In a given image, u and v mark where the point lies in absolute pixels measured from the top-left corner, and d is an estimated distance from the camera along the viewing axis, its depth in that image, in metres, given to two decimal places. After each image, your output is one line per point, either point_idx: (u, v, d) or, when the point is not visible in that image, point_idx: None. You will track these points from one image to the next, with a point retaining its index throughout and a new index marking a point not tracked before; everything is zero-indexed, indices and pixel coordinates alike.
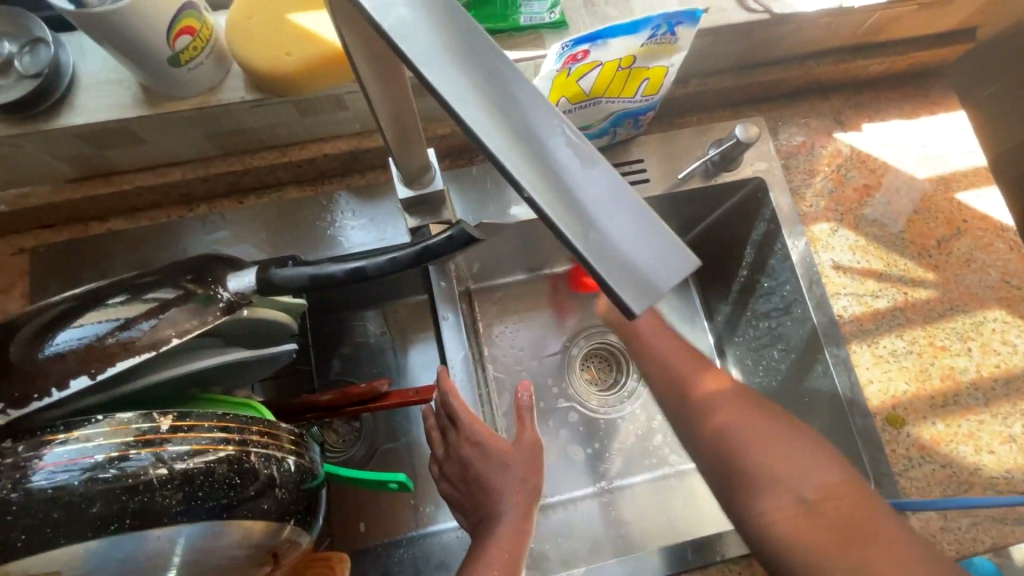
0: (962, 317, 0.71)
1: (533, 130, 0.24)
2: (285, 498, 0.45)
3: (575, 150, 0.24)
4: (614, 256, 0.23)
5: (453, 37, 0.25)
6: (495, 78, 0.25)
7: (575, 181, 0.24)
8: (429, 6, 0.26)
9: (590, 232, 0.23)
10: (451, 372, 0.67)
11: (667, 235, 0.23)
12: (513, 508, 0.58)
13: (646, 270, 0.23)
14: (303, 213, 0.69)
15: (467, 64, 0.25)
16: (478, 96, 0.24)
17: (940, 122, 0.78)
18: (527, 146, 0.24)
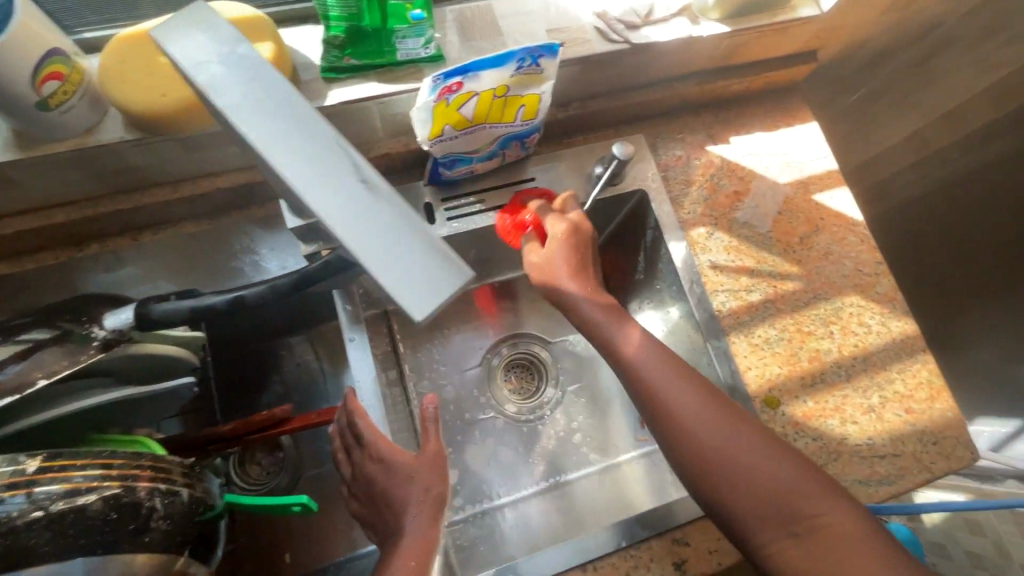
0: (823, 304, 0.80)
1: (329, 167, 0.27)
2: (170, 529, 0.46)
3: (367, 182, 0.27)
4: (398, 272, 0.25)
5: (261, 91, 0.28)
6: (300, 120, 0.28)
7: (366, 207, 0.26)
8: (239, 63, 0.29)
9: (376, 251, 0.26)
10: (360, 391, 0.70)
11: (448, 254, 0.27)
12: (418, 519, 0.60)
13: (426, 282, 0.26)
14: (202, 247, 0.70)
15: (271, 114, 0.28)
16: (280, 137, 0.27)
17: (797, 132, 0.88)
18: (323, 178, 0.27)
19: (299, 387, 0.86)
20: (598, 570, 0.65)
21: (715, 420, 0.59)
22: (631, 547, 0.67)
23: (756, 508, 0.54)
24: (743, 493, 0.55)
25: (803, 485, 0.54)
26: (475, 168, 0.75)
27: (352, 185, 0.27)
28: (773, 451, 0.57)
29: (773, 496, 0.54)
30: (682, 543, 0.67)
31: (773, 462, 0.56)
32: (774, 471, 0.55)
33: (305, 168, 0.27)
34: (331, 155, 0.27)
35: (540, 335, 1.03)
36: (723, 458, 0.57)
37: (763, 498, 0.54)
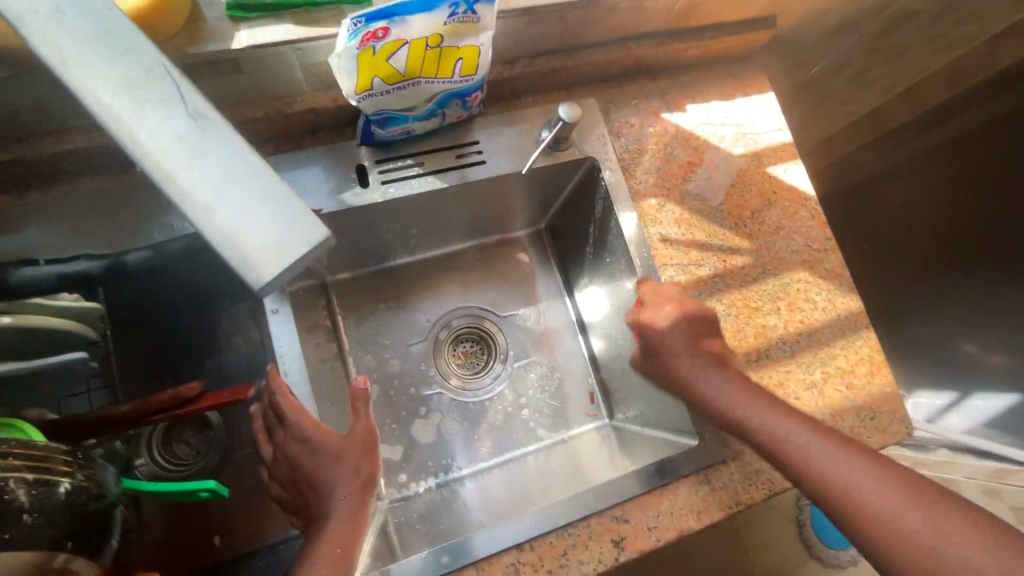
0: (772, 279, 0.78)
1: (178, 133, 0.28)
2: (42, 523, 0.40)
3: (221, 148, 0.28)
4: (241, 237, 0.27)
5: (107, 55, 0.29)
6: (155, 85, 0.29)
7: (213, 173, 0.28)
8: (82, 27, 0.29)
9: (219, 219, 0.27)
10: (283, 366, 0.64)
11: (303, 211, 0.28)
12: (347, 500, 0.57)
13: (271, 245, 0.27)
14: (104, 207, 0.64)
15: (116, 80, 0.28)
16: (126, 105, 0.28)
17: (754, 102, 0.85)
18: (172, 147, 0.28)
19: None
20: (535, 550, 0.64)
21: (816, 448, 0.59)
22: (569, 525, 0.65)
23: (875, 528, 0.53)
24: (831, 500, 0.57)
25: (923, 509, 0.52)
26: (411, 129, 0.69)
27: (207, 154, 0.28)
28: (879, 466, 0.56)
29: (896, 523, 0.52)
30: (621, 520, 0.66)
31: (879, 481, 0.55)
32: (884, 489, 0.54)
33: (153, 141, 0.28)
34: (184, 123, 0.29)
35: (492, 308, 0.98)
36: (835, 478, 0.57)
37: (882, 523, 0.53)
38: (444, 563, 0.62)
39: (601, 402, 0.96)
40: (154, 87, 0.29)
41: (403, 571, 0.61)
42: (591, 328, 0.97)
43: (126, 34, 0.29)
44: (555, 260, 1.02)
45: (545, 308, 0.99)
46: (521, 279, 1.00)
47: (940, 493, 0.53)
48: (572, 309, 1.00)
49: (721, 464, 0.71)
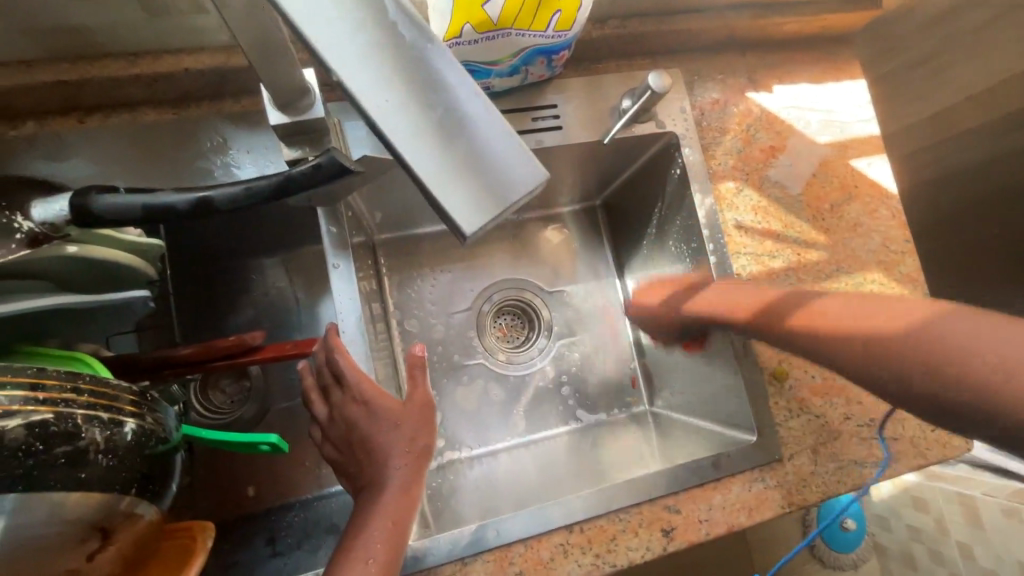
0: (845, 278, 0.75)
1: (392, 76, 0.28)
2: (114, 466, 0.38)
3: (438, 93, 0.29)
4: (460, 186, 0.28)
5: None
6: (371, 8, 0.28)
7: (432, 120, 0.28)
8: None
9: (439, 168, 0.28)
10: (341, 322, 0.62)
11: (523, 156, 0.29)
12: (402, 471, 0.55)
13: (490, 193, 0.28)
14: (163, 138, 0.59)
15: (331, 15, 0.28)
16: (343, 41, 0.28)
17: (843, 88, 0.80)
18: (388, 89, 0.28)
19: (271, 314, 0.80)
20: (584, 532, 0.62)
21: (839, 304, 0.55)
22: (620, 511, 0.64)
23: (910, 348, 0.46)
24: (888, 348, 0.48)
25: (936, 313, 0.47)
26: (491, 84, 0.66)
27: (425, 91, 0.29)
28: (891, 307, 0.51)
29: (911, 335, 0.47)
30: (672, 510, 0.65)
31: (922, 313, 0.48)
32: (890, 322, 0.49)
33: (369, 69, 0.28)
34: (401, 65, 0.29)
35: (538, 282, 0.95)
36: (848, 330, 0.52)
37: (917, 352, 0.46)
38: (493, 537, 0.60)
39: (642, 388, 0.94)
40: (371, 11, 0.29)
41: (450, 541, 0.60)
42: None
43: None
44: (607, 239, 0.98)
45: (592, 287, 0.96)
46: (570, 254, 0.97)
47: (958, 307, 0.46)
48: (621, 290, 0.97)
49: (777, 463, 0.68)
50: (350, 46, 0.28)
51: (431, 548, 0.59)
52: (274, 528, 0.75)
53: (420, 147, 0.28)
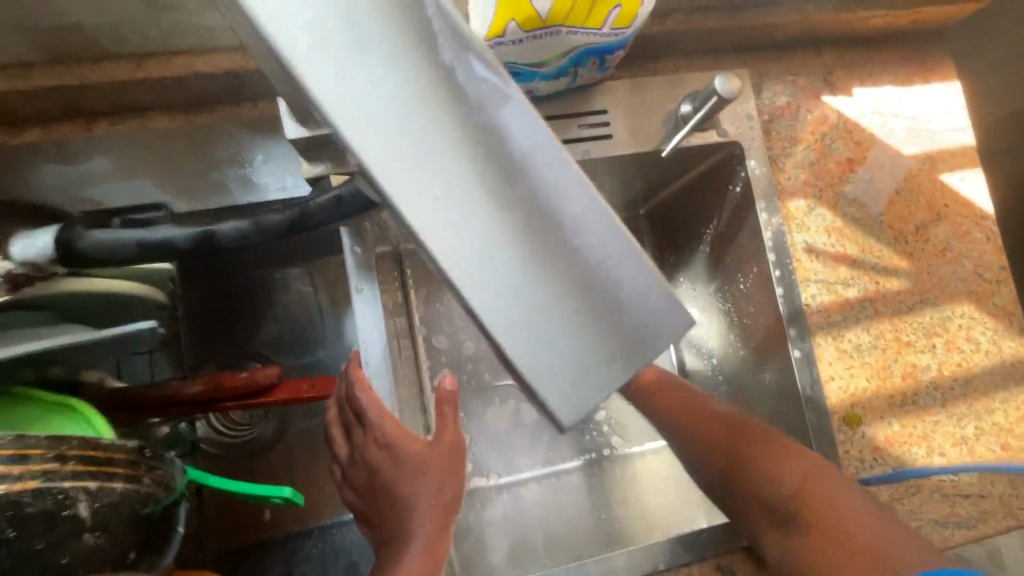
0: (930, 311, 0.66)
1: (527, 277, 0.31)
2: (101, 542, 0.33)
3: (573, 284, 0.32)
4: (571, 382, 0.32)
5: (462, 198, 0.30)
6: (502, 214, 0.31)
7: (558, 317, 0.32)
8: (440, 171, 0.30)
9: (557, 363, 0.32)
10: (364, 352, 0.57)
11: (652, 327, 0.33)
12: (428, 525, 0.49)
13: (612, 372, 0.33)
14: (174, 148, 0.54)
15: (470, 231, 0.30)
16: (472, 262, 0.30)
17: (934, 92, 0.70)
18: (516, 296, 0.31)
19: (292, 329, 0.75)
20: None
21: (728, 422, 0.58)
22: (668, 571, 0.57)
23: (783, 499, 0.52)
24: (753, 484, 0.54)
25: (791, 460, 0.53)
26: (535, 88, 0.58)
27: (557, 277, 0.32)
28: (757, 433, 0.56)
29: (775, 479, 0.53)
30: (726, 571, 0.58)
31: (793, 462, 0.53)
32: (760, 455, 0.54)
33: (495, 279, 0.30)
34: (533, 264, 0.31)
35: None
36: (734, 449, 0.56)
37: (778, 487, 0.52)
38: None
39: None
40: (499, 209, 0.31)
41: None
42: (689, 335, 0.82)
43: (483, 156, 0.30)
44: None
45: None
46: None
47: (810, 459, 0.53)
48: None
49: None
50: (487, 257, 0.30)
51: None
52: (291, 558, 0.71)
53: (540, 351, 0.31)
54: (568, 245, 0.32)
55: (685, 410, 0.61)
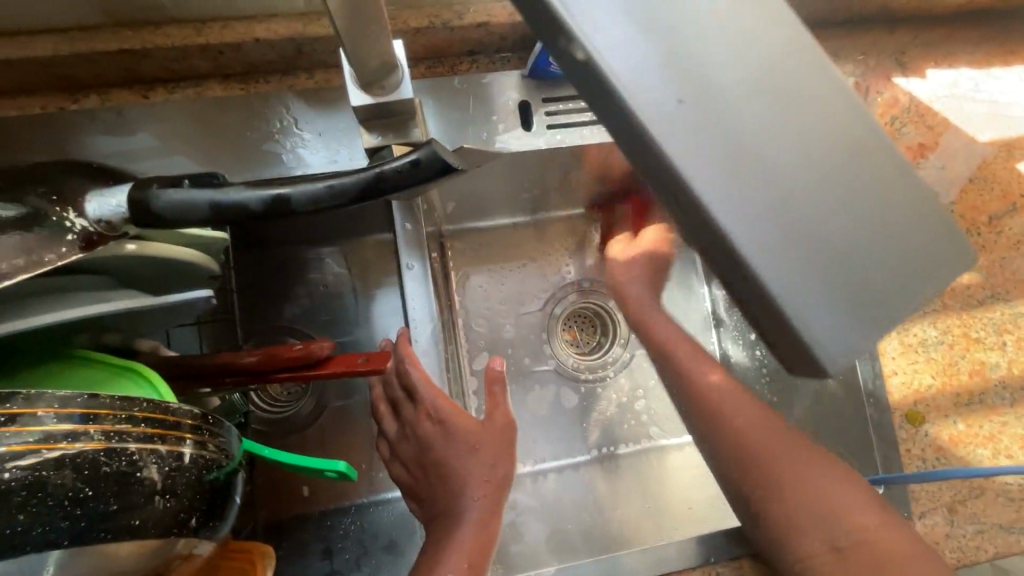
0: (1001, 306, 0.62)
1: (781, 188, 0.25)
2: (171, 507, 0.33)
3: (834, 201, 0.26)
4: (814, 319, 0.26)
5: (686, 84, 0.24)
6: (754, 107, 0.25)
7: (838, 238, 0.26)
8: (659, 45, 0.24)
9: (810, 293, 0.25)
10: (413, 331, 0.55)
11: (956, 250, 0.28)
12: (479, 503, 0.48)
13: (877, 314, 0.27)
14: (228, 117, 0.53)
15: (707, 125, 0.24)
16: (706, 158, 0.24)
17: (1014, 75, 0.66)
18: (770, 209, 0.25)
19: (333, 306, 0.75)
20: None
21: (781, 434, 0.54)
22: (718, 564, 0.55)
23: (837, 530, 0.47)
24: (802, 508, 0.49)
25: (853, 494, 0.49)
26: None
27: (826, 193, 0.26)
28: (816, 457, 0.52)
29: (831, 508, 0.49)
30: None
31: (854, 497, 0.49)
32: (818, 480, 0.50)
33: (752, 197, 0.25)
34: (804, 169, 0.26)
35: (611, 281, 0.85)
36: (786, 468, 0.52)
37: (821, 511, 0.49)
38: None
39: None
40: (768, 184, 0.25)
41: None
42: (730, 326, 0.80)
43: (708, 34, 0.25)
44: None
45: (674, 293, 0.85)
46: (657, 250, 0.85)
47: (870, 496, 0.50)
48: (708, 299, 0.85)
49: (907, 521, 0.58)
50: (714, 160, 0.24)
51: None
52: (330, 534, 0.71)
53: (778, 272, 0.25)
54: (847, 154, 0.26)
55: (735, 410, 0.57)
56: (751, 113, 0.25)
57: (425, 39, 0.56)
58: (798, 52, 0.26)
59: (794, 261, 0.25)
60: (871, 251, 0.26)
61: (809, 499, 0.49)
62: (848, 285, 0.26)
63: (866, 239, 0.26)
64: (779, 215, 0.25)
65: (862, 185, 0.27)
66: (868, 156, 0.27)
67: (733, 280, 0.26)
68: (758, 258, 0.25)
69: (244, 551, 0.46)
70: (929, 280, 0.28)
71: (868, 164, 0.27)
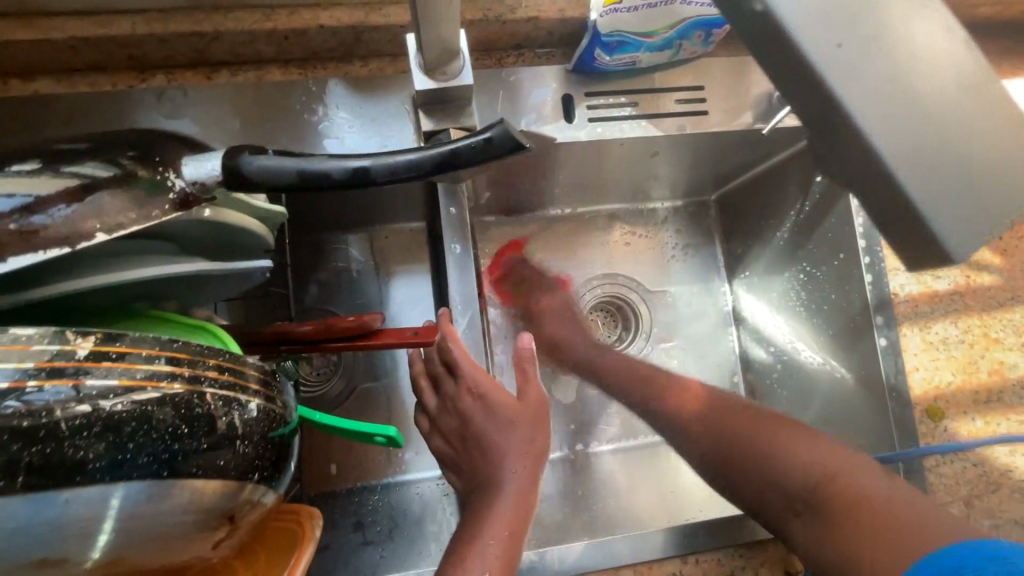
0: (1021, 308, 0.64)
1: (920, 123, 0.34)
2: (247, 452, 0.35)
3: (960, 127, 0.35)
4: (944, 220, 0.35)
5: (857, 41, 0.33)
6: (903, 60, 0.34)
7: (964, 159, 0.35)
8: (841, 14, 0.33)
9: (938, 200, 0.35)
10: (454, 313, 0.58)
11: None
12: (518, 475, 0.50)
13: (989, 219, 0.36)
14: (286, 98, 0.56)
15: (866, 73, 0.33)
16: (870, 99, 0.34)
17: None
18: (911, 140, 0.34)
19: (365, 288, 0.78)
20: (700, 564, 0.57)
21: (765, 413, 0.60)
22: (740, 546, 0.58)
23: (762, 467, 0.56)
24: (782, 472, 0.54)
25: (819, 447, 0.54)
26: (637, 60, 0.59)
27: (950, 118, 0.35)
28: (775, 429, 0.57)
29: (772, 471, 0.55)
30: (798, 552, 0.58)
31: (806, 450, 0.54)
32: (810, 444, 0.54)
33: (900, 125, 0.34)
34: (938, 105, 0.34)
35: (639, 279, 0.86)
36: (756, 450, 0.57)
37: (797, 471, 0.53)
38: (601, 559, 0.56)
39: None
40: (914, 116, 0.34)
41: (560, 556, 0.56)
42: (750, 324, 0.84)
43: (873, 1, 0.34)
44: (717, 236, 0.87)
45: (697, 291, 0.87)
46: (680, 247, 0.88)
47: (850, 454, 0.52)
48: (729, 297, 0.87)
49: None
50: (875, 99, 0.34)
51: (538, 563, 0.55)
52: (357, 511, 0.73)
53: (922, 181, 0.34)
54: (968, 92, 0.35)
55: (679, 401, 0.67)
56: (903, 65, 0.34)
57: (475, 32, 0.59)
58: (935, 23, 0.35)
59: (930, 172, 0.34)
60: (987, 180, 0.35)
61: (758, 452, 0.56)
62: (970, 195, 0.35)
63: (988, 162, 0.35)
64: (919, 146, 0.34)
65: (977, 118, 0.35)
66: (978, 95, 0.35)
67: (879, 196, 0.36)
68: (903, 176, 0.34)
69: (289, 510, 0.48)
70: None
71: (981, 108, 0.35)
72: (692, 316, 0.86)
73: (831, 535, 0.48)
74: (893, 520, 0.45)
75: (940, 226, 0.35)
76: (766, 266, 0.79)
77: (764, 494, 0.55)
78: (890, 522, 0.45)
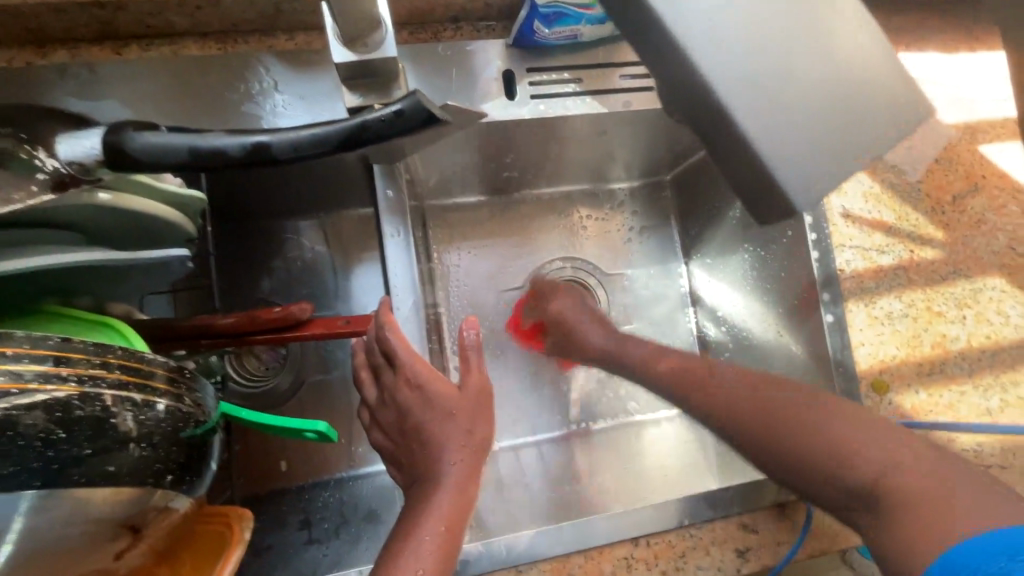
0: (963, 281, 0.65)
1: (777, 87, 0.39)
2: (145, 457, 0.32)
3: (815, 88, 0.40)
4: (800, 178, 0.40)
5: (724, 19, 0.38)
6: (763, 34, 0.39)
7: (814, 117, 0.40)
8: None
9: (793, 158, 0.40)
10: (395, 300, 0.55)
11: (905, 109, 0.42)
12: (458, 466, 0.49)
13: (844, 168, 0.41)
14: (205, 74, 0.52)
15: (725, 48, 0.38)
16: (730, 73, 0.38)
17: (977, 61, 0.69)
18: (767, 105, 0.39)
19: (310, 279, 0.74)
20: (650, 547, 0.56)
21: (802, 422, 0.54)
22: (691, 526, 0.58)
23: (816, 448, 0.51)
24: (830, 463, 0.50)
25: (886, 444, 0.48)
26: (580, 32, 0.57)
27: (808, 82, 0.40)
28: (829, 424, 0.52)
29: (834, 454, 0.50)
30: (749, 529, 0.59)
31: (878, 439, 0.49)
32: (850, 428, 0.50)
33: (755, 91, 0.39)
34: (794, 68, 0.40)
35: (596, 262, 0.85)
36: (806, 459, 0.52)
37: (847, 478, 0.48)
38: (548, 547, 0.55)
39: None
40: (774, 81, 0.39)
41: (506, 546, 0.55)
42: (706, 304, 0.83)
43: None
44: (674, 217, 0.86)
45: (654, 272, 0.86)
46: (636, 228, 0.86)
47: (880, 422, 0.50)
48: (684, 277, 0.86)
49: None
50: (734, 71, 0.38)
51: (484, 553, 0.54)
52: (308, 507, 0.71)
53: (776, 143, 0.39)
54: (824, 56, 0.40)
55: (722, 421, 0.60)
56: (764, 37, 0.39)
57: (409, 4, 0.56)
58: None
59: (788, 146, 0.40)
60: (842, 132, 0.41)
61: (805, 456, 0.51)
62: (825, 148, 0.40)
63: (841, 117, 0.41)
64: (773, 109, 0.39)
65: (831, 78, 0.40)
66: (849, 63, 0.40)
67: (740, 159, 0.41)
68: (758, 139, 0.39)
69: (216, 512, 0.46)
70: (888, 141, 0.42)
71: (842, 66, 0.40)
72: (649, 297, 0.85)
73: (891, 528, 0.45)
74: (922, 494, 0.44)
75: (797, 181, 0.40)
76: (719, 245, 0.79)
77: (824, 495, 0.50)
78: (945, 509, 0.43)
